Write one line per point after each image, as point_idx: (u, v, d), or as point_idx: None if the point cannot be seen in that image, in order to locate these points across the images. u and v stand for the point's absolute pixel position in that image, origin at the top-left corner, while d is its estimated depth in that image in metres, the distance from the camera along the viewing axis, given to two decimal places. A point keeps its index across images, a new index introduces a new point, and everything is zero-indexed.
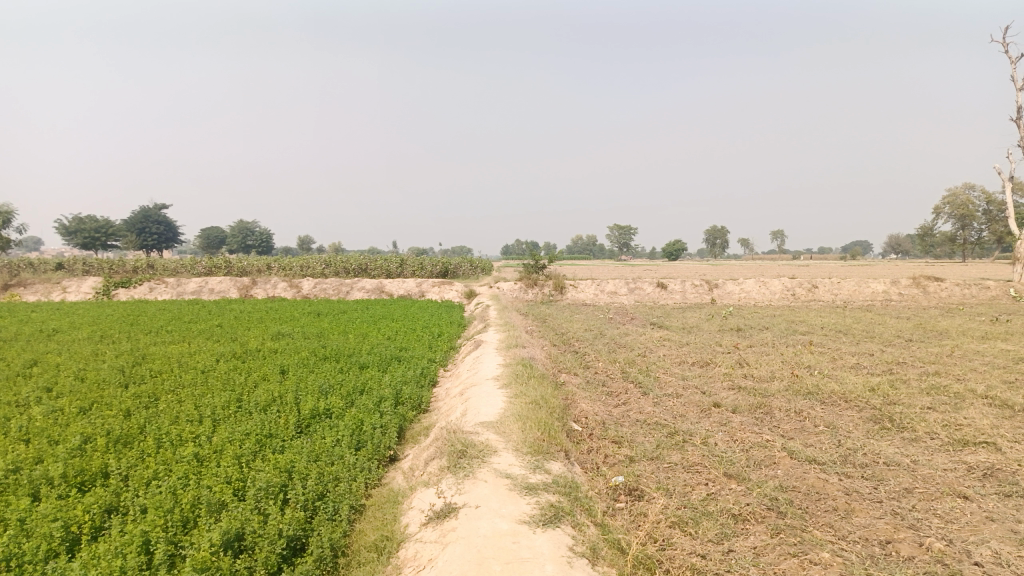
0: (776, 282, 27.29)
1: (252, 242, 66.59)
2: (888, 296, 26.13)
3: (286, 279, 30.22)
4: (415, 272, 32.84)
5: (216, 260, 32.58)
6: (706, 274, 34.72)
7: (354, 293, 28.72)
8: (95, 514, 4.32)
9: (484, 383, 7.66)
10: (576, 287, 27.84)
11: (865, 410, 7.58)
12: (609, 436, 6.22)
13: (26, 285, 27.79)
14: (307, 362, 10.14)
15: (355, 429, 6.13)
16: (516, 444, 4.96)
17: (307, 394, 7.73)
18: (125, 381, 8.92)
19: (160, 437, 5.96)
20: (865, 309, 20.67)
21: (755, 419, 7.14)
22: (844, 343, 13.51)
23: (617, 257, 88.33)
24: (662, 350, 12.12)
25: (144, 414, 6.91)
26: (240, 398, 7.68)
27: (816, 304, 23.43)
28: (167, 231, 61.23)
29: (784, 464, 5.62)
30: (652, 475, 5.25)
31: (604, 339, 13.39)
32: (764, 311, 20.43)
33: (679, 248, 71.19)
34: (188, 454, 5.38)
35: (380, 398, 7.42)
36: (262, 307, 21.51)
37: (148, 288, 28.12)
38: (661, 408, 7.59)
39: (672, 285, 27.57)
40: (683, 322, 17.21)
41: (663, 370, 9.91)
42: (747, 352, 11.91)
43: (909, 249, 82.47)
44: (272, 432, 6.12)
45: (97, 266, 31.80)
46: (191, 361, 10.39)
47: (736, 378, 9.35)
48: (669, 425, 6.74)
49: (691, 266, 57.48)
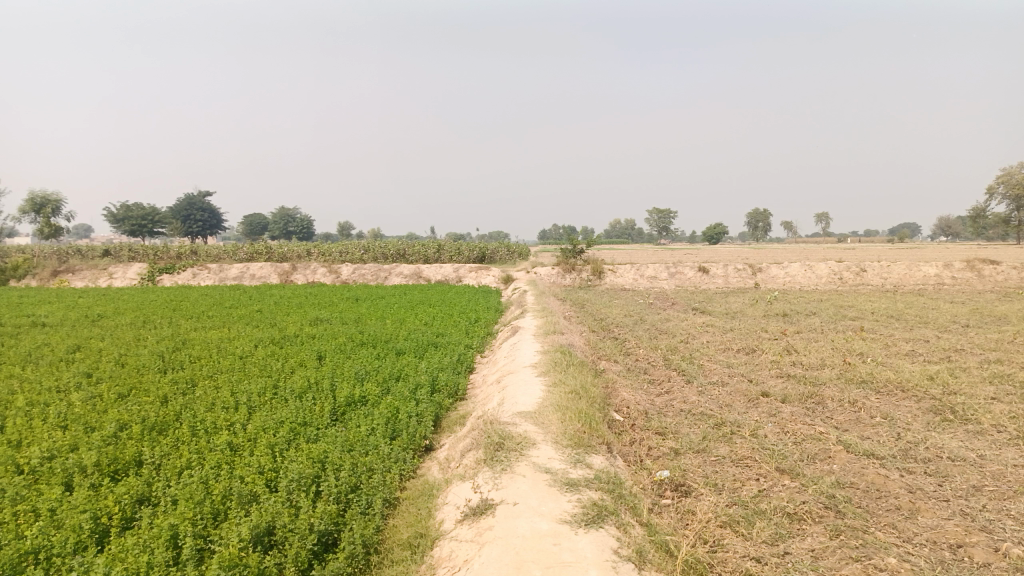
0: (822, 266, 26.53)
1: (294, 228, 67.36)
2: (941, 279, 25.19)
3: (325, 265, 30.41)
4: (452, 257, 32.78)
5: (258, 246, 32.93)
6: (748, 257, 34.04)
7: (391, 278, 28.76)
8: (126, 505, 4.24)
9: (521, 371, 7.44)
10: (615, 272, 27.45)
11: (924, 401, 7.18)
12: (652, 427, 5.98)
13: (74, 271, 28.44)
14: (344, 348, 10.06)
15: (390, 417, 5.97)
16: (556, 436, 4.74)
17: (343, 381, 7.61)
18: (165, 367, 8.94)
19: (195, 425, 5.89)
20: (917, 294, 19.93)
21: (806, 410, 6.80)
22: (897, 328, 12.96)
23: (656, 240, 87.28)
24: (705, 336, 11.76)
25: (181, 400, 6.87)
26: (276, 384, 7.60)
27: (864, 288, 22.70)
28: (211, 218, 62.23)
29: (840, 459, 5.31)
30: (699, 470, 5.00)
31: (644, 325, 13.06)
32: (810, 295, 19.85)
33: (720, 232, 70.05)
34: (221, 443, 5.28)
35: (416, 385, 7.26)
36: (302, 292, 21.62)
37: (192, 274, 28.56)
38: (706, 397, 7.31)
39: (714, 269, 27.00)
40: (726, 307, 16.76)
41: (707, 357, 9.59)
42: (795, 338, 11.49)
43: (961, 231, 79.88)
44: (307, 420, 6.00)
45: (143, 253, 32.41)
46: (230, 347, 10.39)
47: (784, 366, 8.99)
48: (715, 416, 6.46)
49: (733, 249, 56.36)
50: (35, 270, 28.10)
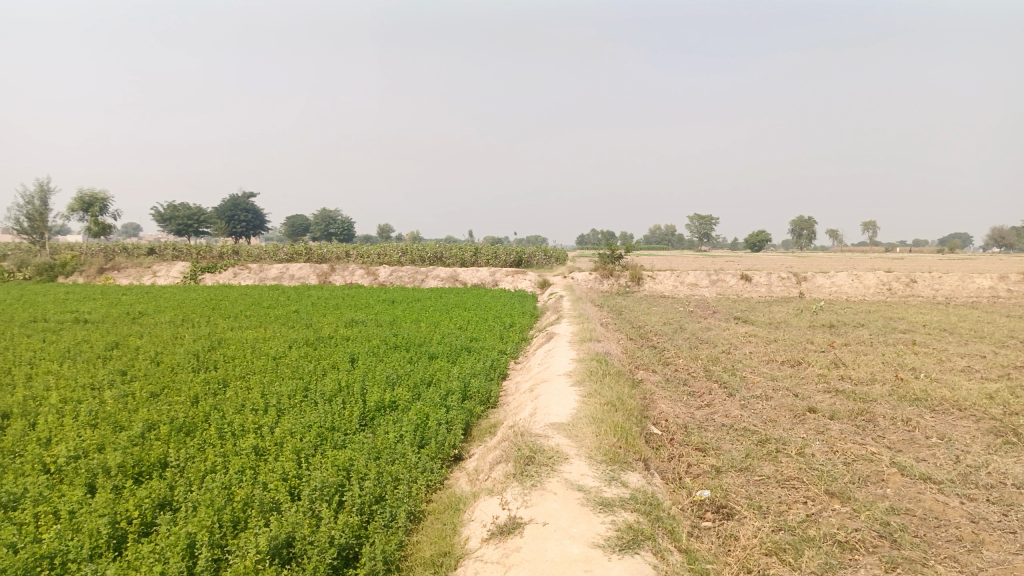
0: (870, 276, 25.73)
1: (335, 230, 68.07)
2: (995, 292, 24.22)
3: (363, 266, 30.57)
4: (489, 260, 32.70)
5: (298, 247, 33.26)
6: (791, 266, 33.29)
7: (429, 281, 28.74)
8: (146, 510, 4.13)
9: (555, 379, 7.21)
10: (654, 278, 27.03)
11: (984, 421, 6.75)
12: (691, 443, 5.71)
13: (120, 268, 29.06)
14: (377, 350, 9.96)
15: (419, 424, 5.79)
16: (590, 451, 4.51)
17: (374, 384, 7.48)
18: (199, 366, 8.94)
19: (223, 426, 5.80)
20: (970, 307, 19.14)
21: (856, 428, 6.44)
22: (951, 342, 12.40)
23: (696, 247, 86.15)
24: (748, 346, 11.39)
25: (212, 401, 6.80)
26: (307, 386, 7.50)
27: (914, 300, 21.91)
28: (255, 219, 63.32)
29: (894, 483, 4.97)
30: (741, 490, 4.72)
31: (683, 333, 12.72)
32: (857, 306, 19.22)
33: (762, 239, 68.83)
34: (246, 447, 5.17)
35: (448, 391, 7.09)
36: (339, 293, 21.68)
37: (233, 273, 28.95)
38: (749, 412, 7.00)
39: (757, 277, 26.39)
40: (769, 317, 16.29)
41: (749, 369, 9.25)
42: (842, 351, 11.04)
43: (1015, 241, 77.22)
44: (335, 424, 5.86)
45: (186, 252, 32.97)
46: (265, 347, 10.38)
47: (831, 380, 8.60)
48: (759, 432, 6.16)
49: (776, 257, 55.30)
50: (83, 267, 28.76)
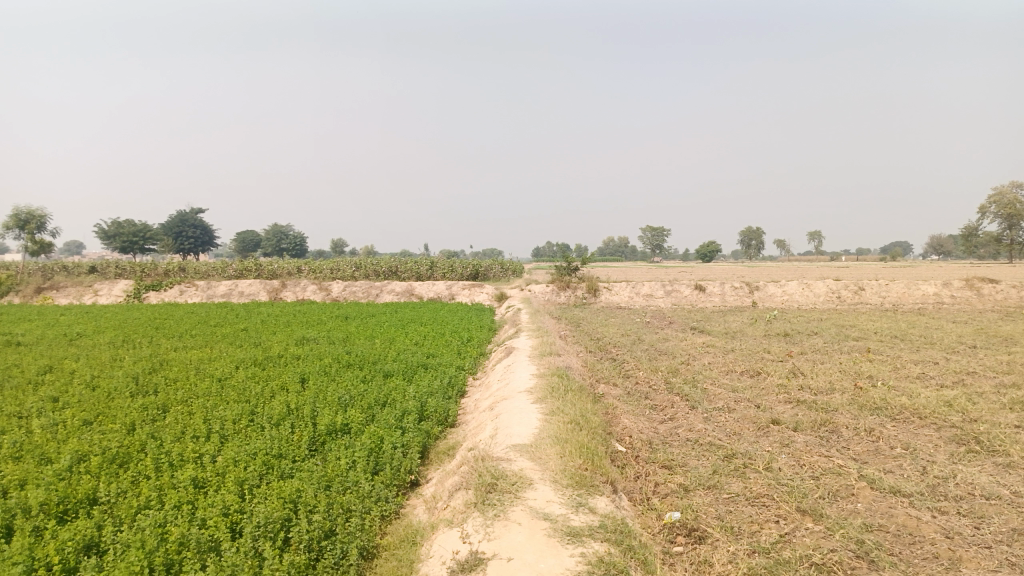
0: (820, 284, 26.18)
1: (287, 245, 66.80)
2: (940, 298, 24.87)
3: (315, 282, 29.91)
4: (445, 274, 32.36)
5: (248, 263, 32.41)
6: (743, 275, 33.80)
7: (383, 295, 28.27)
8: (69, 554, 3.74)
9: (516, 396, 6.96)
10: (610, 290, 27.04)
11: (945, 429, 6.73)
12: (657, 461, 5.53)
13: (58, 288, 27.88)
14: (328, 369, 9.58)
15: (373, 449, 5.48)
16: (554, 475, 4.27)
17: (325, 406, 7.13)
18: (138, 390, 8.44)
19: (160, 456, 5.39)
20: (917, 313, 19.56)
21: (820, 440, 6.36)
22: (903, 350, 12.56)
23: (650, 258, 87.17)
24: (706, 357, 11.33)
25: (149, 428, 6.36)
26: (254, 410, 7.10)
27: (863, 307, 22.33)
28: (203, 234, 61.81)
29: (865, 497, 4.86)
30: (711, 509, 4.54)
31: (642, 345, 12.61)
32: (809, 314, 19.47)
33: (713, 250, 70.07)
34: (185, 479, 4.78)
35: (403, 411, 6.79)
36: (291, 310, 21.09)
37: (179, 291, 28.03)
38: (713, 425, 6.86)
39: (711, 287, 26.62)
40: (725, 327, 16.34)
41: (710, 380, 9.15)
42: (800, 360, 11.06)
43: (952, 248, 80.22)
44: (283, 452, 5.50)
45: (130, 270, 31.83)
46: (210, 368, 9.91)
47: (792, 390, 8.55)
48: (724, 446, 6.01)
49: (727, 267, 56.07)
50: (19, 286, 27.52)
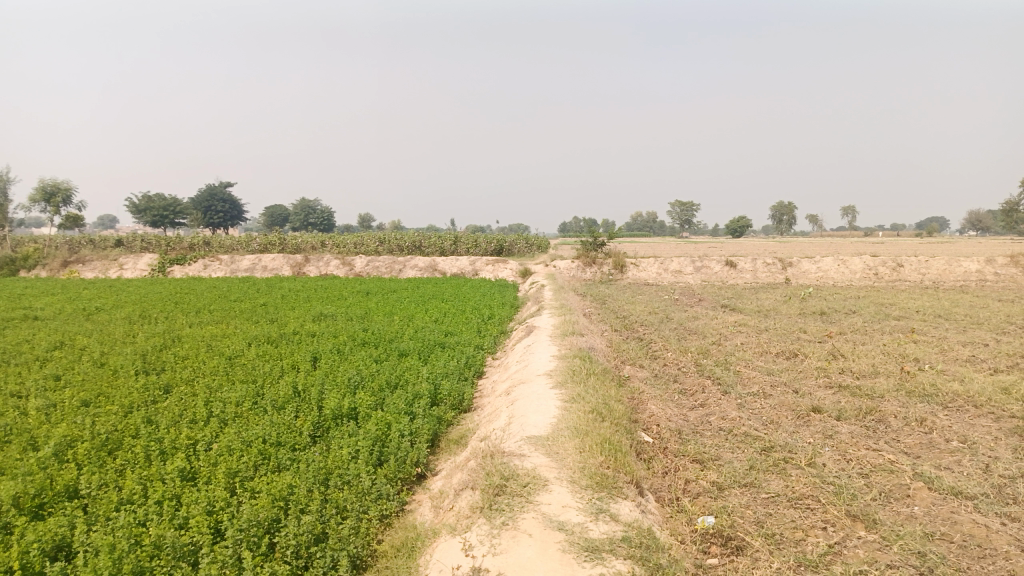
0: (857, 260, 25.27)
1: (315, 220, 66.83)
2: (983, 275, 23.86)
3: (339, 256, 29.64)
4: (469, 249, 31.92)
5: (272, 237, 32.26)
6: (774, 252, 32.91)
7: (406, 271, 27.94)
8: (33, 558, 3.38)
9: (535, 380, 6.49)
10: (637, 266, 26.41)
11: (1005, 420, 6.14)
12: (687, 453, 5.05)
13: (84, 262, 27.97)
14: (342, 348, 9.21)
15: (378, 438, 5.06)
16: (572, 474, 3.79)
17: (333, 388, 6.73)
18: (144, 369, 8.13)
19: (152, 443, 5.03)
20: (961, 291, 18.68)
21: (866, 431, 5.82)
22: (950, 329, 11.86)
23: (679, 233, 85.91)
24: (739, 337, 10.75)
25: (147, 411, 6.01)
26: (259, 392, 6.73)
27: (902, 285, 21.48)
28: (232, 209, 62.09)
29: (922, 500, 4.33)
30: (748, 513, 4.06)
31: (670, 323, 12.05)
32: (846, 292, 18.70)
33: (743, 224, 68.78)
34: (172, 471, 4.41)
35: (415, 395, 6.36)
36: (313, 285, 20.82)
37: (203, 265, 27.97)
38: (747, 412, 6.35)
39: (742, 263, 25.87)
40: (757, 304, 15.71)
41: (743, 362, 8.61)
42: (839, 340, 10.44)
43: (991, 224, 77.94)
44: (281, 440, 5.11)
45: (156, 243, 31.84)
46: (221, 345, 9.59)
47: (833, 374, 7.98)
48: (761, 438, 5.50)
49: (757, 242, 54.91)
50: (46, 259, 27.64)
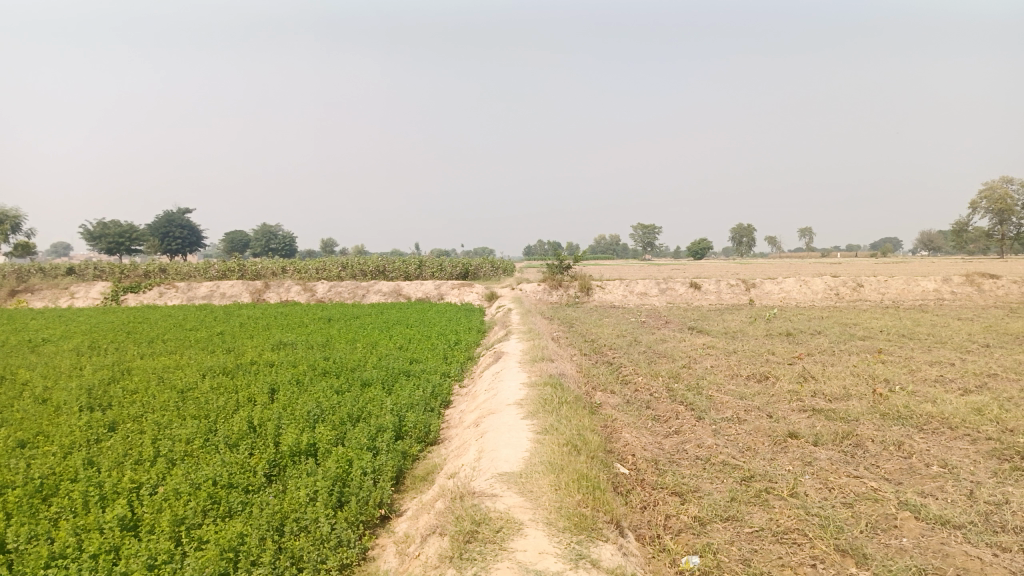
0: (818, 281, 25.55)
1: (277, 245, 65.81)
2: (940, 295, 24.30)
3: (300, 282, 29.04)
4: (434, 273, 31.59)
5: (231, 263, 31.53)
6: (737, 273, 33.21)
7: (370, 296, 27.49)
8: None
9: (504, 410, 6.23)
10: (603, 288, 26.37)
11: (982, 442, 6.06)
12: (666, 485, 4.83)
13: (33, 291, 26.95)
14: (303, 378, 8.84)
15: (339, 476, 4.74)
16: (548, 515, 3.54)
17: (291, 422, 6.38)
18: (89, 405, 7.66)
19: (91, 487, 4.63)
20: (921, 310, 18.94)
21: (845, 457, 5.67)
22: (915, 349, 11.90)
23: (642, 255, 86.67)
24: (709, 360, 10.62)
25: (88, 452, 5.58)
26: (213, 427, 6.35)
27: (863, 305, 21.74)
28: (191, 235, 60.85)
29: (910, 531, 4.16)
30: (733, 549, 3.84)
31: (639, 346, 11.91)
32: (810, 312, 18.81)
33: (705, 246, 69.65)
34: (112, 519, 4.04)
35: (379, 428, 6.04)
36: (273, 312, 20.29)
37: (158, 293, 27.16)
38: (723, 439, 6.17)
39: (706, 284, 25.99)
40: (724, 326, 15.69)
41: (715, 386, 8.47)
42: (808, 362, 10.38)
43: (942, 244, 80.14)
44: (233, 482, 4.77)
45: (109, 271, 30.88)
46: (174, 378, 9.13)
47: (806, 397, 7.87)
48: (740, 467, 5.30)
49: (719, 264, 55.54)
50: None
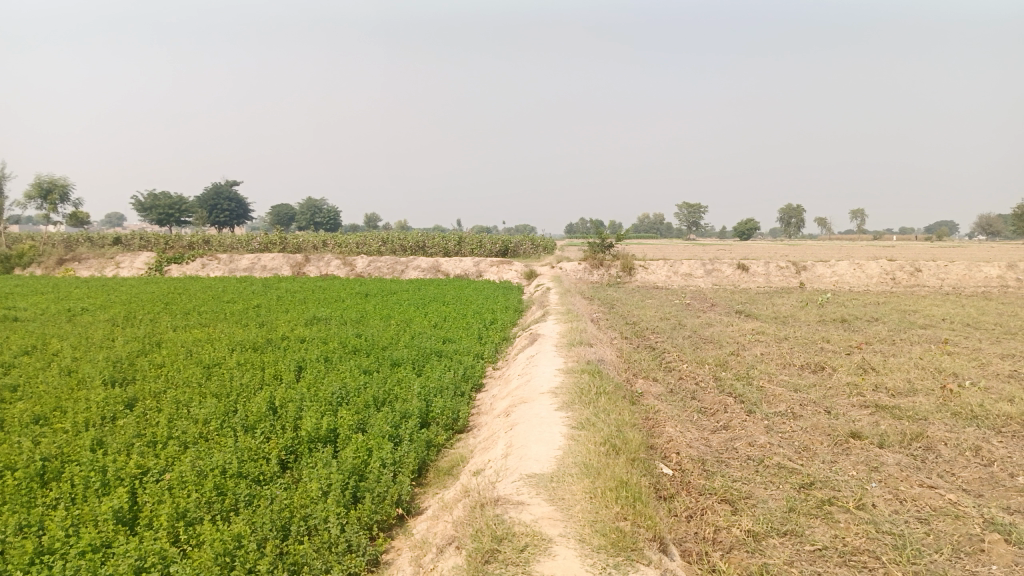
0: (873, 264, 24.45)
1: (321, 219, 66.24)
2: (1004, 281, 23.03)
3: (340, 256, 28.94)
4: (474, 249, 31.22)
5: (273, 236, 31.64)
6: (786, 255, 32.35)
7: (409, 272, 27.27)
8: None
9: (537, 400, 5.78)
10: (646, 268, 25.66)
11: None
12: (714, 491, 4.34)
13: (80, 260, 27.39)
14: (331, 356, 8.52)
15: (356, 468, 4.37)
16: (580, 530, 3.10)
17: (312, 404, 6.02)
18: (112, 378, 7.45)
19: (93, 473, 4.32)
20: (985, 298, 17.88)
21: (916, 462, 5.09)
22: (983, 340, 11.08)
23: (686, 235, 85.11)
24: (759, 346, 10.01)
25: (98, 432, 5.30)
26: (232, 408, 6.04)
27: (922, 290, 20.69)
28: (238, 207, 61.59)
29: (1000, 557, 3.61)
30: (794, 573, 3.35)
31: (683, 330, 11.35)
32: (865, 297, 17.91)
33: (752, 227, 67.99)
34: (107, 511, 3.72)
35: (403, 414, 5.66)
36: (311, 286, 20.16)
37: (201, 264, 27.39)
38: (778, 437, 5.62)
39: (754, 266, 25.09)
40: (773, 310, 14.98)
41: (766, 376, 7.90)
42: (867, 352, 9.68)
43: (1001, 228, 76.89)
44: (244, 471, 4.42)
45: (154, 241, 31.24)
46: (201, 352, 8.90)
47: (868, 391, 7.25)
48: (798, 471, 4.77)
49: (767, 245, 54.06)
50: (41, 258, 27.04)
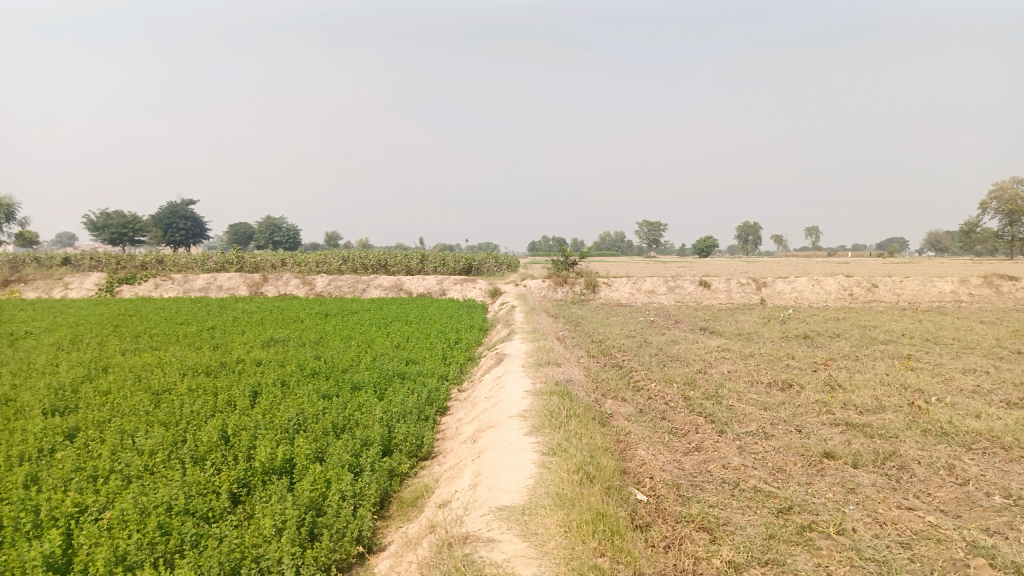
0: (831, 280, 24.80)
1: (281, 238, 65.21)
2: (957, 296, 23.56)
3: (299, 275, 28.35)
4: (436, 268, 30.93)
5: (230, 255, 30.91)
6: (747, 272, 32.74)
7: (370, 291, 26.84)
8: None
9: (506, 424, 5.56)
10: (610, 286, 25.66)
11: None
12: (692, 518, 4.16)
13: (26, 281, 26.36)
14: (288, 380, 8.18)
15: (313, 502, 4.09)
16: (556, 569, 2.87)
17: (266, 432, 5.70)
18: (52, 408, 7.01)
19: (25, 513, 3.96)
20: (940, 313, 18.23)
21: (891, 482, 4.99)
22: (943, 355, 11.19)
23: (647, 252, 85.92)
24: (725, 364, 9.93)
25: (33, 466, 4.90)
26: (181, 438, 5.69)
27: (879, 306, 21.04)
28: (195, 226, 60.30)
29: None
30: None
31: (649, 348, 11.26)
32: (825, 313, 18.10)
33: (711, 244, 68.88)
34: (37, 556, 3.37)
35: (364, 442, 5.38)
36: (270, 306, 19.66)
37: (154, 285, 26.58)
38: (751, 458, 5.48)
39: (716, 283, 25.27)
40: (737, 327, 15.01)
41: (735, 394, 7.80)
42: (833, 368, 9.67)
43: (949, 245, 79.24)
44: (191, 508, 4.10)
45: (106, 261, 30.26)
46: (149, 378, 8.47)
47: (837, 408, 7.18)
48: (775, 494, 4.63)
49: (726, 262, 54.74)
50: None
